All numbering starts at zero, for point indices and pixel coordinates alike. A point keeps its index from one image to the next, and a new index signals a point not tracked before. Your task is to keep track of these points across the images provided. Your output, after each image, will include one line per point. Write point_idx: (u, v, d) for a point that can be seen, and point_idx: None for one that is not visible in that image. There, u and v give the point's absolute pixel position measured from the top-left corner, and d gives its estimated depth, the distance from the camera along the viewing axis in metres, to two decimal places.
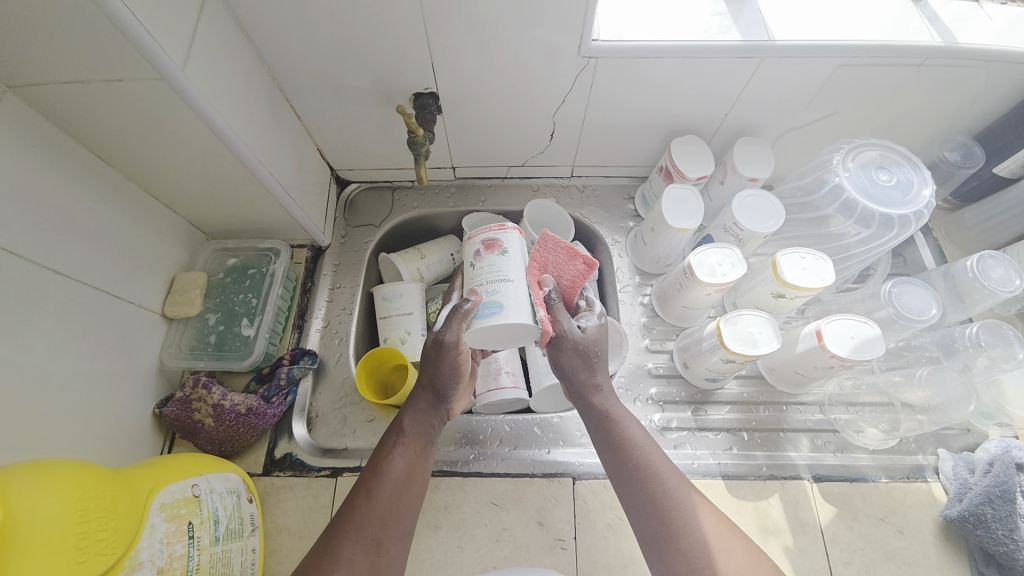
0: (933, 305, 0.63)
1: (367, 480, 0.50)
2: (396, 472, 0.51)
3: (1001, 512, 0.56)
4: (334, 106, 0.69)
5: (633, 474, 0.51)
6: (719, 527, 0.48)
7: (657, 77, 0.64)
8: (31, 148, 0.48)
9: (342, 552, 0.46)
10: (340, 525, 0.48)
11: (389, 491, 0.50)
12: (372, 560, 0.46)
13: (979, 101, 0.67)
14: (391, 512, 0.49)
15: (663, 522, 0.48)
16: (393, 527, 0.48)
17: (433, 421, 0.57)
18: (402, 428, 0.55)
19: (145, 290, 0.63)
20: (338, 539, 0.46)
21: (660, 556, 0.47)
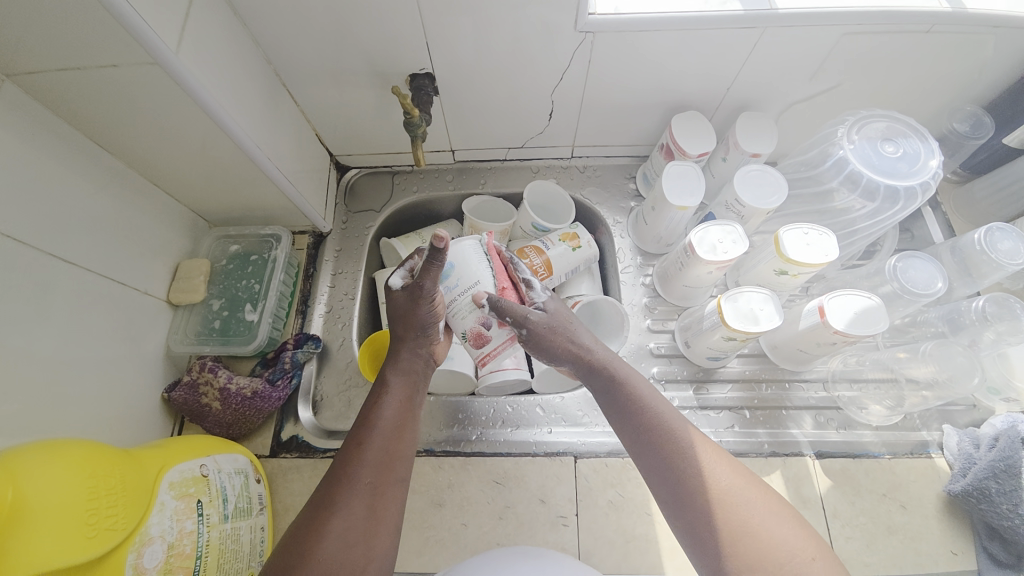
0: (940, 279, 0.62)
1: (358, 431, 0.53)
2: (386, 421, 0.55)
3: (1005, 486, 0.56)
4: (330, 89, 0.69)
5: (646, 432, 0.52)
6: (736, 480, 0.48)
7: (655, 51, 0.63)
8: (30, 136, 0.48)
9: (339, 500, 0.49)
10: (338, 478, 0.51)
11: (381, 441, 0.53)
12: (369, 505, 0.50)
13: (990, 69, 0.65)
14: (383, 460, 0.52)
15: (681, 479, 0.48)
16: (388, 473, 0.52)
17: (415, 369, 0.59)
18: (393, 377, 0.58)
19: (149, 277, 0.64)
20: (338, 487, 0.50)
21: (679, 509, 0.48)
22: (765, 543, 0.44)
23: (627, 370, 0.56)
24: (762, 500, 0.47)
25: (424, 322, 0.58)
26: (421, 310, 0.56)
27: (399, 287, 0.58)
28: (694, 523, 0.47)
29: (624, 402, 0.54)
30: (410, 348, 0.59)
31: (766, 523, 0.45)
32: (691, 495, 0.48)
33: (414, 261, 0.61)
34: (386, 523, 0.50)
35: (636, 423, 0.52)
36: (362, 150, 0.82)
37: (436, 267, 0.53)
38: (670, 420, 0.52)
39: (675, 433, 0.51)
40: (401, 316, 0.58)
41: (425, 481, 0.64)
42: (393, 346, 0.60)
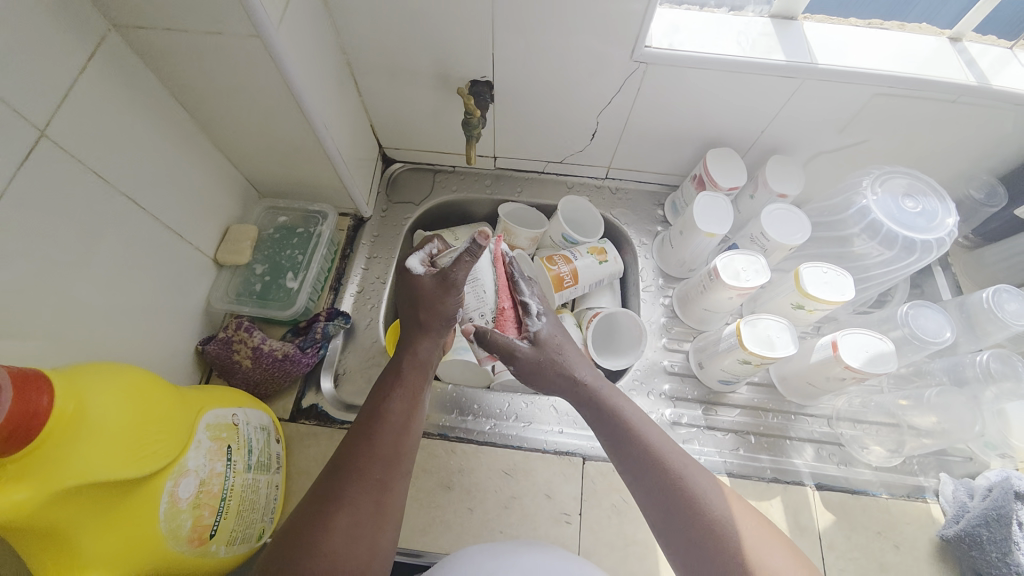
0: (949, 330, 0.64)
1: (368, 425, 0.55)
2: (397, 419, 0.57)
3: (996, 534, 0.58)
4: (395, 85, 0.74)
5: (644, 457, 0.54)
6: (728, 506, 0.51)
7: (701, 88, 0.68)
8: (127, 87, 0.52)
9: (345, 492, 0.51)
10: (344, 470, 0.52)
11: (390, 435, 0.55)
12: (376, 501, 0.52)
13: (1007, 143, 0.70)
14: (390, 454, 0.54)
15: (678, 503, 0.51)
16: (394, 468, 0.54)
17: (429, 361, 0.62)
18: (402, 373, 0.60)
19: (203, 235, 0.67)
20: (348, 480, 0.52)
21: (675, 534, 0.50)
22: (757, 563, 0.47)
23: (619, 399, 0.59)
24: (760, 535, 0.49)
25: (448, 312, 0.63)
26: (448, 302, 0.62)
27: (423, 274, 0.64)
28: (692, 552, 0.48)
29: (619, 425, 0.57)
30: (427, 339, 0.63)
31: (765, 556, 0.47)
32: (694, 526, 0.49)
33: (432, 248, 0.69)
34: (390, 520, 0.52)
35: (631, 448, 0.55)
36: (411, 146, 0.87)
37: (472, 260, 0.59)
38: (671, 452, 0.54)
39: (676, 465, 0.53)
40: (429, 303, 0.62)
41: (437, 464, 0.66)
42: (409, 339, 0.63)
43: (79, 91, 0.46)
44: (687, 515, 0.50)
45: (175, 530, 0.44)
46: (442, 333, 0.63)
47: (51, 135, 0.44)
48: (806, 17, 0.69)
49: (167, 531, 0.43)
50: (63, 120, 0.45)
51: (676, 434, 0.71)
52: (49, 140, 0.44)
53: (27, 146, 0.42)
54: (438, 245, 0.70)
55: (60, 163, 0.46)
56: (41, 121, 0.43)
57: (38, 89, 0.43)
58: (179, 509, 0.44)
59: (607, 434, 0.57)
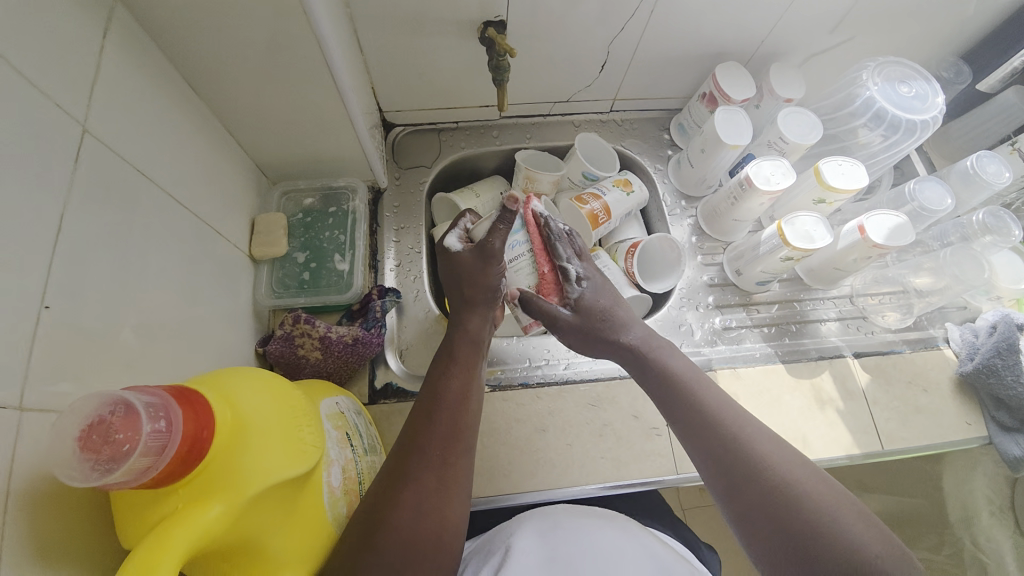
0: (949, 195, 0.73)
1: (425, 402, 0.52)
2: (451, 392, 0.54)
3: (1009, 360, 0.69)
4: (399, 38, 0.69)
5: (690, 410, 0.54)
6: (782, 451, 0.49)
7: (709, 2, 0.69)
8: (141, 69, 0.46)
9: (410, 470, 0.47)
10: (405, 449, 0.49)
11: (450, 408, 0.52)
12: (439, 476, 0.47)
13: (972, 22, 0.77)
14: (453, 428, 0.51)
15: (725, 450, 0.51)
16: (457, 443, 0.50)
17: (481, 336, 0.61)
18: (456, 350, 0.59)
19: (234, 229, 0.62)
20: (410, 458, 0.48)
21: (723, 477, 0.50)
22: (809, 503, 0.45)
23: (666, 355, 0.60)
24: (825, 490, 0.46)
25: (492, 286, 0.60)
26: (490, 273, 0.59)
27: (461, 250, 0.61)
28: (748, 512, 0.47)
29: (668, 383, 0.57)
30: (478, 315, 0.61)
31: (832, 513, 0.44)
32: (748, 487, 0.48)
33: (466, 222, 0.64)
34: (459, 491, 0.48)
35: (678, 404, 0.56)
36: (413, 105, 0.82)
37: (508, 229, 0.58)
38: (724, 413, 0.53)
39: (730, 425, 0.52)
40: (468, 280, 0.60)
41: (527, 411, 0.68)
42: (460, 313, 0.61)
43: (104, 77, 0.42)
44: (733, 458, 0.50)
45: (336, 517, 0.44)
46: (489, 305, 0.61)
47: (91, 130, 0.40)
48: None
49: (332, 519, 0.43)
50: (97, 112, 0.41)
51: (729, 337, 0.77)
52: (91, 136, 0.40)
53: (75, 142, 0.38)
54: (470, 219, 0.65)
55: (106, 162, 0.41)
56: (81, 114, 0.39)
57: (69, 77, 0.38)
58: (336, 496, 0.44)
59: (659, 395, 0.58)
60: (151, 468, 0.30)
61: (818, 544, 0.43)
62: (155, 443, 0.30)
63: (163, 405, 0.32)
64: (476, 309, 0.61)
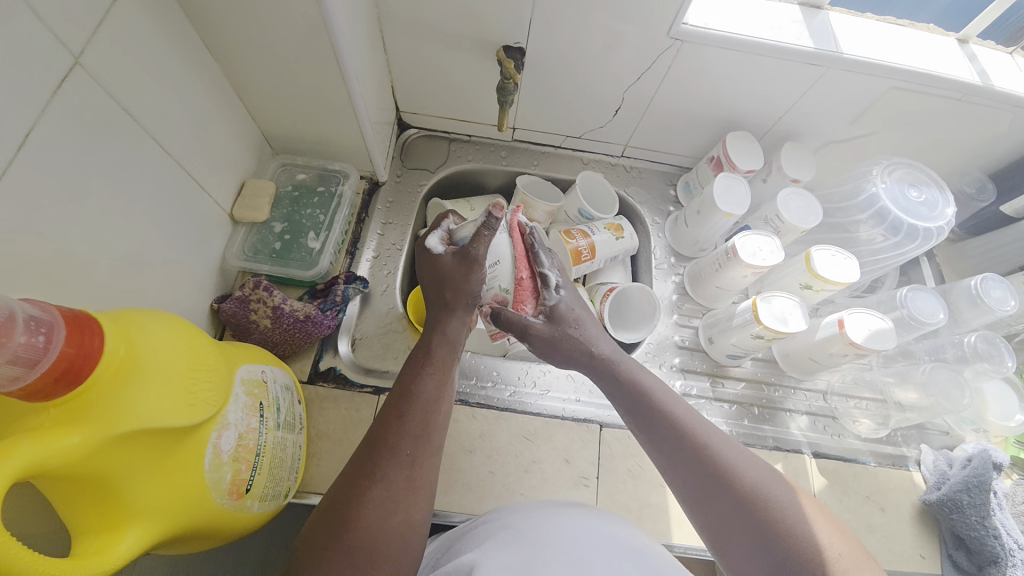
0: (942, 310, 0.70)
1: (396, 403, 0.51)
2: (423, 395, 0.52)
3: (976, 499, 0.64)
4: (422, 45, 0.72)
5: (671, 434, 0.51)
6: (764, 478, 0.48)
7: (727, 70, 0.70)
8: (156, 21, 0.50)
9: (376, 468, 0.48)
10: (374, 449, 0.49)
11: (420, 412, 0.51)
12: (408, 477, 0.48)
13: (1001, 142, 0.75)
14: (422, 430, 0.50)
15: (711, 480, 0.48)
16: (427, 444, 0.50)
17: (457, 338, 0.57)
18: (429, 350, 0.55)
19: (220, 186, 0.65)
20: (379, 456, 0.48)
21: (710, 513, 0.48)
22: (799, 538, 0.45)
23: (638, 369, 0.56)
24: (789, 499, 0.47)
25: (473, 291, 0.57)
26: (471, 278, 0.56)
27: (443, 251, 0.58)
28: (719, 517, 0.47)
29: (647, 403, 0.53)
30: (455, 318, 0.57)
31: (797, 520, 0.46)
32: (725, 501, 0.47)
33: (449, 223, 0.62)
34: (423, 493, 0.49)
35: (659, 430, 0.52)
36: (429, 110, 0.85)
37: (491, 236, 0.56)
38: (689, 417, 0.52)
39: (698, 431, 0.51)
40: (450, 281, 0.57)
41: (458, 428, 0.66)
42: (435, 313, 0.58)
43: (112, 19, 0.45)
44: (722, 489, 0.48)
45: (217, 481, 0.44)
46: (470, 311, 0.57)
47: (85, 63, 0.43)
48: (831, 7, 0.71)
49: (210, 481, 0.43)
50: (95, 50, 0.44)
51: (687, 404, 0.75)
52: (82, 68, 0.43)
53: (63, 70, 0.41)
54: (454, 220, 0.63)
55: (92, 94, 0.44)
56: (77, 48, 0.42)
57: (74, 13, 0.41)
58: (221, 460, 0.44)
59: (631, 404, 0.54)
60: (19, 379, 0.31)
61: (791, 553, 0.44)
62: (27, 355, 0.31)
63: (49, 323, 0.33)
64: (454, 311, 0.57)
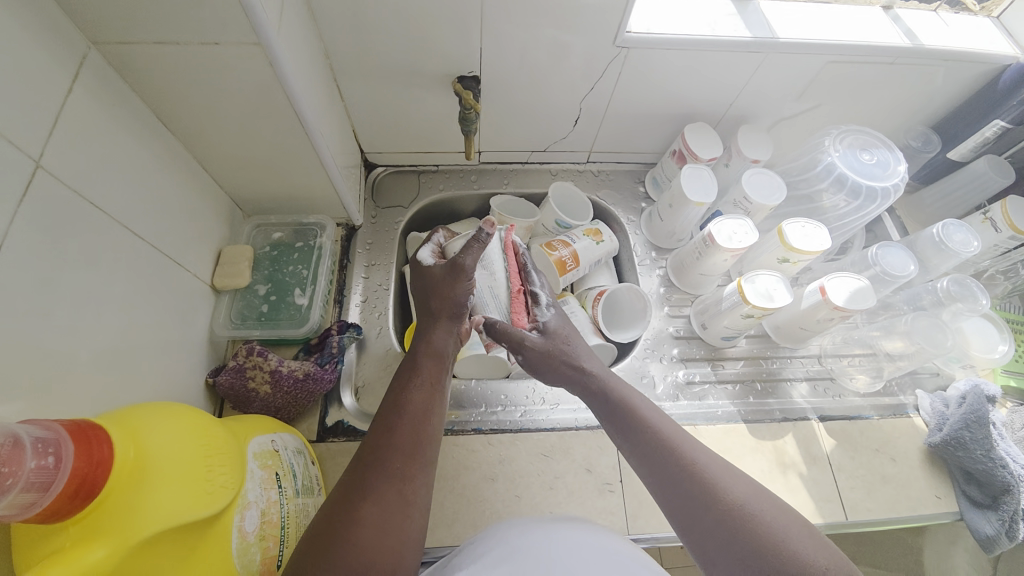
0: (912, 263, 0.73)
1: (389, 414, 0.52)
2: (415, 405, 0.53)
3: (977, 434, 0.67)
4: (377, 87, 0.73)
5: (653, 442, 0.52)
6: (749, 492, 0.47)
7: (675, 68, 0.73)
8: (109, 108, 0.49)
9: (371, 485, 0.46)
10: (365, 461, 0.48)
11: (412, 421, 0.51)
12: (400, 490, 0.47)
13: (936, 96, 0.80)
14: (415, 442, 0.50)
15: (691, 488, 0.48)
16: (417, 455, 0.50)
17: (446, 349, 0.59)
18: (419, 360, 0.57)
19: (197, 259, 0.65)
20: (373, 472, 0.47)
21: (688, 521, 0.47)
22: (780, 549, 0.43)
23: (631, 389, 0.57)
24: (776, 511, 0.46)
25: (457, 301, 0.60)
26: (459, 288, 0.60)
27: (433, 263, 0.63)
28: (702, 536, 0.46)
29: (627, 417, 0.55)
30: (442, 328, 0.60)
31: (783, 535, 0.44)
32: (705, 509, 0.46)
33: (439, 238, 0.67)
34: (417, 509, 0.47)
35: (637, 437, 0.53)
36: (394, 147, 0.86)
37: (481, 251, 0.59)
38: (676, 437, 0.52)
39: (683, 446, 0.51)
40: (439, 294, 0.60)
41: (476, 458, 0.66)
42: (426, 325, 0.61)
43: (67, 116, 0.45)
44: (701, 498, 0.47)
45: (248, 565, 0.43)
46: (456, 321, 0.60)
47: (46, 165, 0.43)
48: None
49: (240, 567, 0.42)
50: (55, 150, 0.43)
51: (693, 392, 0.76)
52: (44, 171, 0.42)
53: (25, 176, 0.41)
54: (444, 236, 0.68)
55: (56, 194, 0.44)
56: (36, 151, 0.42)
57: (27, 117, 0.41)
58: (248, 542, 0.43)
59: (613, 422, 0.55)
60: (34, 505, 0.31)
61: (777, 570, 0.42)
62: (39, 479, 0.31)
63: (56, 441, 0.32)
64: (442, 323, 0.60)
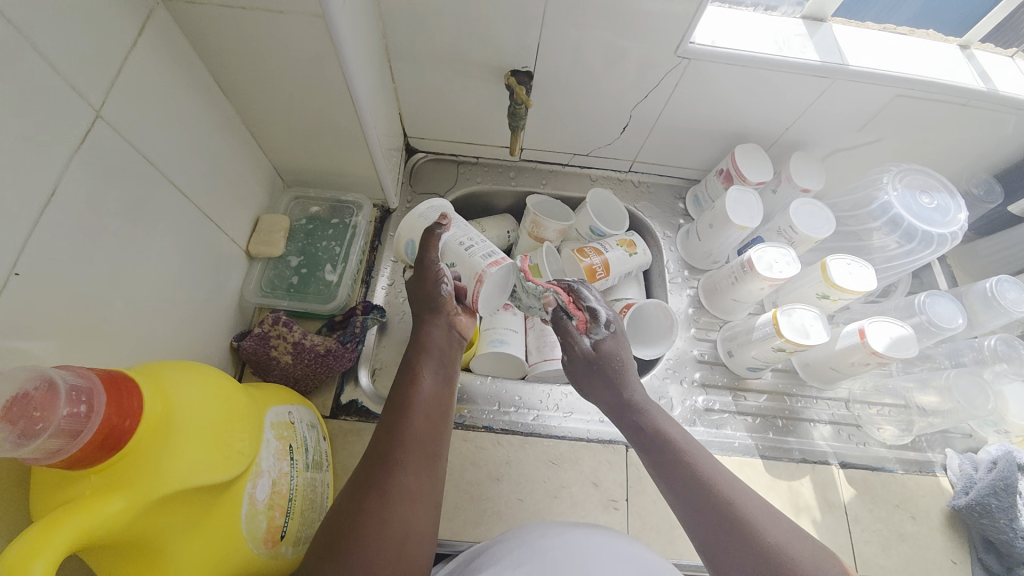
0: (961, 315, 0.70)
1: (393, 412, 0.51)
2: (417, 403, 0.52)
3: (1004, 502, 0.63)
4: (429, 73, 0.73)
5: (669, 452, 0.53)
6: (764, 507, 0.47)
7: (734, 86, 0.70)
8: (171, 66, 0.50)
9: (374, 479, 0.47)
10: (373, 458, 0.48)
11: (417, 419, 0.51)
12: (408, 486, 0.47)
13: (1006, 144, 0.76)
14: (416, 438, 0.50)
15: (706, 496, 0.49)
16: (421, 449, 0.50)
17: (444, 347, 0.58)
18: (420, 356, 0.57)
19: (236, 225, 0.66)
20: (376, 466, 0.47)
21: (703, 527, 0.48)
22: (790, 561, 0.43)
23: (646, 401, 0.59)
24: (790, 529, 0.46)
25: (435, 297, 0.59)
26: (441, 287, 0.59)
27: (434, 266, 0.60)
28: (717, 550, 0.46)
29: (646, 428, 0.56)
30: (437, 325, 0.59)
31: (794, 552, 0.44)
32: (721, 519, 0.47)
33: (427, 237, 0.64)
34: (422, 503, 0.47)
35: (657, 448, 0.54)
36: (437, 135, 0.85)
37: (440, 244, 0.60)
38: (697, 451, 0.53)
39: (700, 462, 0.51)
40: (427, 293, 0.60)
41: (484, 456, 0.66)
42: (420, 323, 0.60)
43: (131, 70, 0.45)
44: (716, 506, 0.48)
45: (253, 532, 0.43)
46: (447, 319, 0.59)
47: (105, 116, 0.43)
48: (833, 18, 0.72)
49: (246, 532, 0.42)
50: (115, 103, 0.44)
51: (710, 420, 0.74)
52: (104, 122, 0.43)
53: (85, 125, 0.41)
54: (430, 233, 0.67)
55: (111, 145, 0.44)
56: (98, 102, 0.42)
57: (93, 68, 0.42)
58: (256, 510, 0.43)
59: (635, 430, 0.57)
60: (60, 451, 0.31)
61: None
62: (69, 427, 0.31)
63: (88, 390, 0.33)
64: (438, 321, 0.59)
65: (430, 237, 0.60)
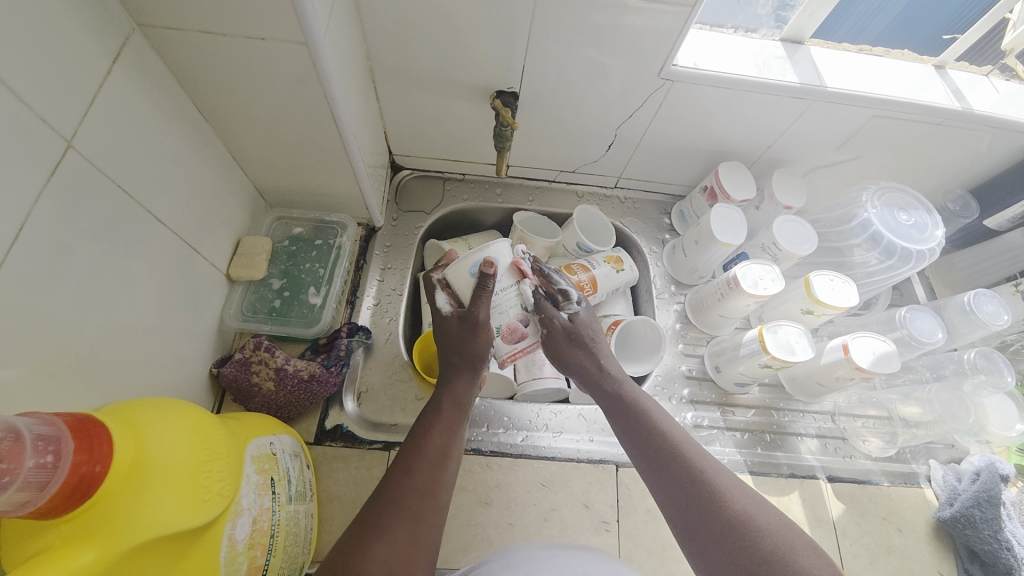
0: (940, 330, 0.72)
1: (405, 456, 0.51)
2: (433, 448, 0.53)
3: (988, 514, 0.64)
4: (414, 92, 0.72)
5: (652, 438, 0.54)
6: (740, 489, 0.49)
7: (714, 108, 0.71)
8: (148, 92, 0.49)
9: (380, 522, 0.46)
10: (380, 501, 0.48)
11: (426, 468, 0.50)
12: (411, 532, 0.46)
13: (981, 160, 0.78)
14: (425, 485, 0.49)
15: (685, 480, 0.50)
16: (430, 499, 0.49)
17: (466, 400, 0.58)
18: (440, 405, 0.57)
19: (216, 249, 0.64)
20: (384, 512, 0.46)
21: (682, 504, 0.49)
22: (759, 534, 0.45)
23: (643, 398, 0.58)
24: (765, 511, 0.47)
25: (479, 354, 0.58)
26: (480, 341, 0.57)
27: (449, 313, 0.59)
28: (691, 520, 0.48)
29: (629, 414, 0.57)
30: (463, 378, 0.59)
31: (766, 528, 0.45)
32: (696, 498, 0.49)
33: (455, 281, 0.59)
34: (424, 551, 0.46)
35: (641, 431, 0.55)
36: (423, 153, 0.85)
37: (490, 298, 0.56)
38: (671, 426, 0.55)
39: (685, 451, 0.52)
40: (459, 345, 0.58)
41: (473, 480, 0.65)
42: (446, 373, 0.60)
43: (104, 97, 0.44)
44: (693, 490, 0.49)
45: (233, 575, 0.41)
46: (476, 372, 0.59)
47: (77, 146, 0.42)
48: (811, 40, 0.73)
49: None
50: (87, 131, 0.43)
51: (699, 436, 0.74)
52: (75, 151, 0.42)
53: (55, 157, 0.40)
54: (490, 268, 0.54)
55: (85, 175, 0.43)
56: (68, 132, 0.41)
57: (64, 99, 0.40)
58: (236, 552, 0.41)
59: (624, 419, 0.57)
60: (28, 504, 0.30)
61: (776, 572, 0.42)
62: (36, 478, 0.30)
63: (56, 438, 0.31)
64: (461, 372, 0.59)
65: (481, 294, 0.55)
